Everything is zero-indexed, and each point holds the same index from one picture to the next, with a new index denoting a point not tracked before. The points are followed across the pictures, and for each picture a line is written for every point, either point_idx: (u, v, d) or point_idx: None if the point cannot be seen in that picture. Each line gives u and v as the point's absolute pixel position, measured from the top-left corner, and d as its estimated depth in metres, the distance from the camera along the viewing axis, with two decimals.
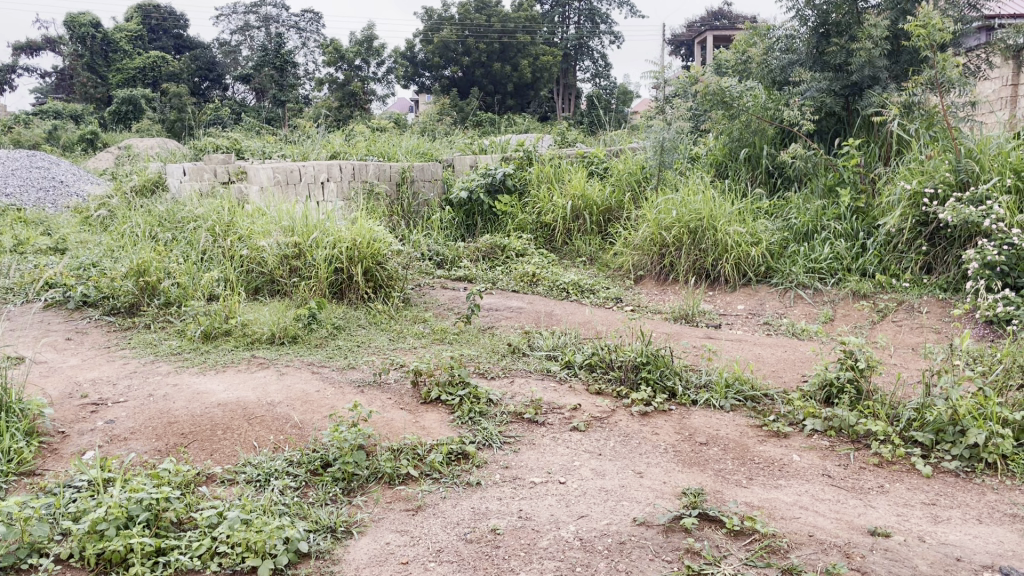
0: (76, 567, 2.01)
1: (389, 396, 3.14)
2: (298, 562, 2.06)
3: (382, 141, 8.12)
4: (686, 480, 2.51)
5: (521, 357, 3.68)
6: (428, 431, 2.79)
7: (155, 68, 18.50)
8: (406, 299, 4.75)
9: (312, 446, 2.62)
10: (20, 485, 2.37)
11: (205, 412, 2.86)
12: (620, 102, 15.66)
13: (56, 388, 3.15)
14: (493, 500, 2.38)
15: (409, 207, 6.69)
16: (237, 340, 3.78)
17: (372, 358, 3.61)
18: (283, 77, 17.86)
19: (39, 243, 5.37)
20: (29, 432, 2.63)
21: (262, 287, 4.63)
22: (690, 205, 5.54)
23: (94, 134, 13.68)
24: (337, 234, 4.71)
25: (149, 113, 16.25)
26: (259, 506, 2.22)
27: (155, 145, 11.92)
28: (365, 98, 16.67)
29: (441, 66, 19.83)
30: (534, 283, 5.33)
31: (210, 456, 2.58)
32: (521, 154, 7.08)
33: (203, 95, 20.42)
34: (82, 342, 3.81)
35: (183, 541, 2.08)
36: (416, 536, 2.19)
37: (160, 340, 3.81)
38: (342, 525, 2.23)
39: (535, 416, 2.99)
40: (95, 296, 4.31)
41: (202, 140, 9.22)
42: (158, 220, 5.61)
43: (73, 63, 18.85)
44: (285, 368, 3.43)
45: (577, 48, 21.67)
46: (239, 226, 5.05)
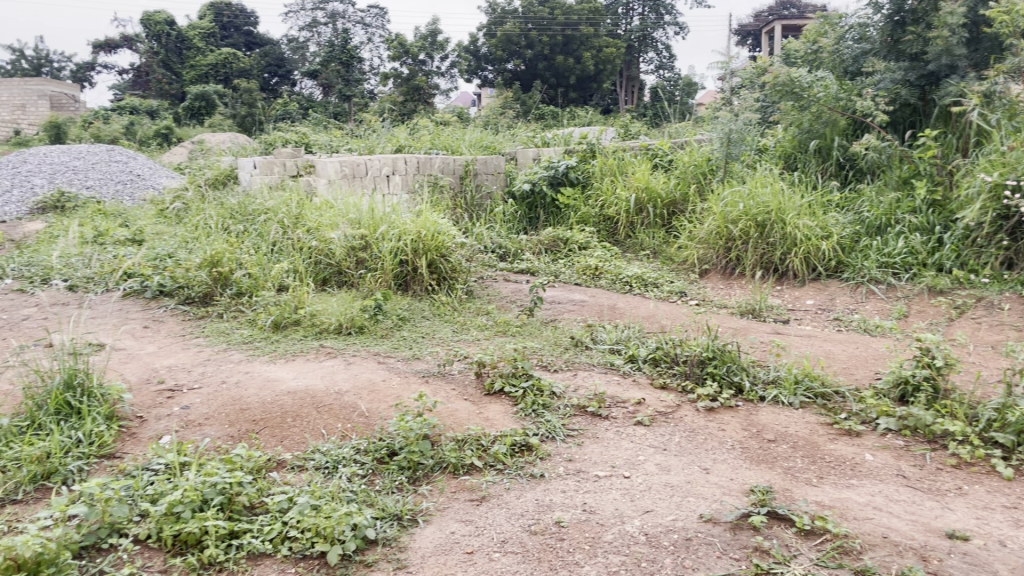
0: (154, 547, 2.08)
1: (454, 386, 3.17)
2: (366, 549, 2.10)
3: (446, 135, 8.17)
4: (754, 477, 2.47)
5: (584, 350, 3.66)
6: (492, 423, 2.81)
7: (227, 64, 18.95)
8: (469, 291, 4.79)
9: (378, 435, 2.66)
10: (100, 468, 2.47)
11: (276, 399, 2.93)
12: (686, 93, 15.38)
13: (134, 373, 3.26)
14: (557, 492, 2.38)
15: (472, 200, 6.70)
16: (307, 330, 3.86)
17: (436, 349, 3.65)
18: (348, 73, 18.19)
19: (119, 234, 5.56)
20: (109, 416, 2.73)
21: (329, 278, 4.70)
22: (757, 198, 5.44)
23: (168, 128, 14.16)
24: (402, 227, 4.77)
25: (220, 108, 16.70)
26: (328, 492, 2.27)
27: (227, 139, 12.24)
28: (429, 92, 16.78)
29: (504, 60, 19.81)
30: (597, 276, 5.30)
31: (281, 443, 2.64)
32: (584, 146, 7.04)
33: (272, 90, 20.90)
34: (159, 330, 3.94)
35: (254, 525, 2.14)
36: (481, 526, 2.20)
37: (232, 329, 3.91)
38: (408, 513, 2.26)
39: (598, 410, 2.98)
40: (170, 286, 4.44)
41: (271, 134, 9.43)
42: (229, 212, 5.75)
43: (149, 61, 19.49)
44: (353, 357, 3.49)
45: (640, 39, 21.22)
46: (308, 218, 5.14)
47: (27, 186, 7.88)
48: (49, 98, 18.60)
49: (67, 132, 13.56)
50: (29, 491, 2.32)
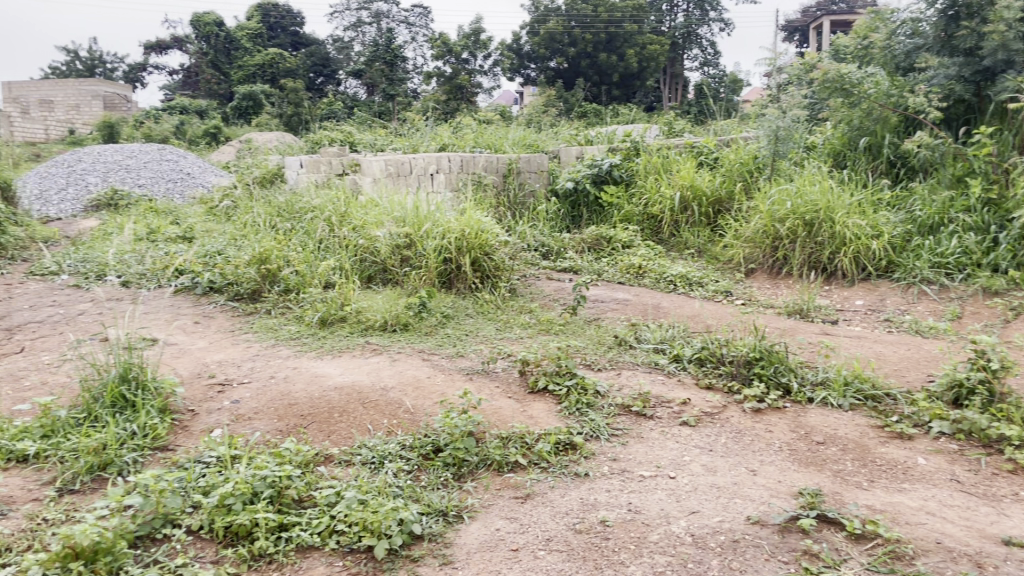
0: (206, 538, 2.12)
1: (497, 384, 3.18)
2: (412, 544, 2.12)
3: (489, 133, 8.19)
4: (803, 479, 2.44)
5: (628, 350, 3.65)
6: (536, 421, 2.81)
7: (274, 64, 19.22)
8: (512, 289, 4.80)
9: (424, 431, 2.68)
10: (153, 460, 2.53)
11: (323, 395, 2.97)
12: (731, 91, 15.17)
13: (186, 368, 3.33)
14: (602, 491, 2.37)
15: (515, 198, 6.71)
16: (353, 326, 3.91)
17: (479, 347, 3.67)
18: (392, 72, 18.33)
19: (170, 232, 5.68)
20: (162, 409, 2.80)
21: (374, 275, 4.74)
22: (806, 196, 5.36)
23: (217, 128, 14.41)
24: (446, 225, 4.81)
25: (267, 107, 16.95)
26: (375, 486, 2.30)
27: (274, 138, 12.43)
28: (471, 90, 16.82)
29: (547, 58, 19.77)
30: (640, 275, 5.27)
31: (328, 437, 2.68)
32: (628, 144, 6.99)
33: (318, 90, 21.15)
34: (209, 326, 4.01)
35: (303, 518, 2.18)
36: (526, 524, 2.21)
37: (280, 326, 3.97)
38: (453, 510, 2.27)
39: (643, 409, 2.96)
40: (220, 282, 4.52)
41: (317, 133, 9.55)
42: (277, 210, 5.84)
43: (199, 62, 19.87)
44: (398, 354, 3.52)
45: (684, 36, 21.00)
46: (354, 216, 5.20)
47: (81, 184, 8.09)
48: (103, 99, 19.06)
49: (120, 131, 13.89)
50: (86, 481, 2.39)
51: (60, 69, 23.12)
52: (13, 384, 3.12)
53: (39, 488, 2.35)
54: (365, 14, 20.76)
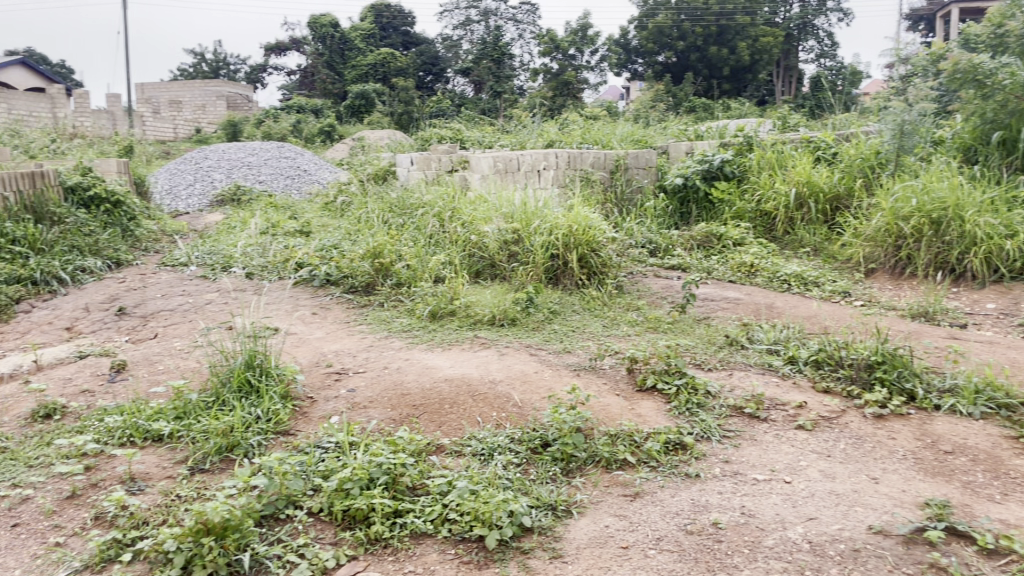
0: (325, 520, 2.21)
1: (605, 381, 3.17)
2: (522, 536, 2.14)
3: (596, 129, 8.15)
4: (929, 490, 2.33)
5: (740, 350, 3.56)
6: (644, 419, 2.79)
7: (385, 63, 19.71)
8: (619, 286, 4.75)
9: (533, 425, 2.70)
10: (276, 444, 2.65)
11: (434, 386, 3.04)
12: (848, 84, 14.54)
13: (306, 357, 3.47)
14: (714, 493, 2.33)
15: (622, 194, 6.64)
16: (462, 320, 3.98)
17: (587, 343, 3.66)
18: (499, 69, 18.49)
19: (289, 226, 5.92)
20: (284, 396, 2.93)
21: (482, 270, 4.80)
22: (933, 193, 5.10)
23: (331, 126, 14.91)
24: (554, 221, 4.82)
25: (378, 105, 17.42)
26: (485, 478, 2.34)
27: (385, 136, 12.73)
28: (578, 86, 16.76)
29: (655, 52, 19.51)
30: (752, 274, 5.14)
31: (439, 428, 2.74)
32: (740, 139, 6.82)
33: (427, 88, 21.56)
34: (326, 317, 4.17)
35: (416, 505, 2.24)
36: (635, 522, 2.19)
37: (392, 318, 4.09)
38: (562, 504, 2.28)
39: (756, 412, 2.89)
40: (336, 275, 4.68)
41: (427, 131, 9.76)
42: (389, 206, 6.00)
43: (315, 62, 20.62)
44: (506, 348, 3.56)
45: (800, 27, 20.24)
46: (463, 213, 5.27)
47: (207, 180, 8.54)
48: (227, 99, 20.02)
49: (242, 130, 14.57)
50: (215, 461, 2.53)
51: (188, 71, 24.43)
52: (149, 368, 3.33)
53: (173, 466, 2.50)
54: (473, 12, 20.99)
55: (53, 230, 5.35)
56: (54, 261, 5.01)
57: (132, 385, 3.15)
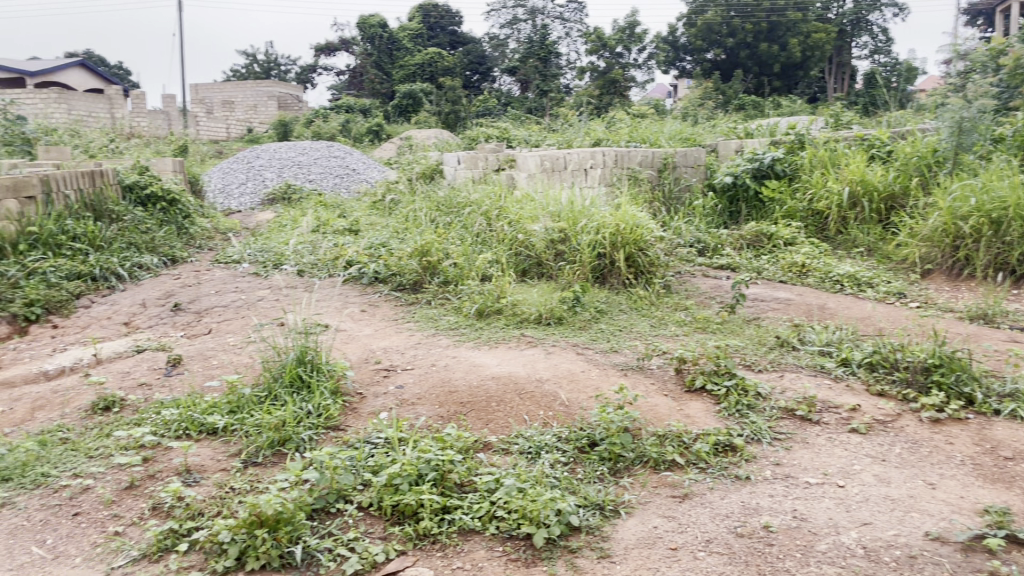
0: (374, 515, 2.24)
1: (653, 381, 3.14)
2: (569, 535, 2.14)
3: (644, 127, 8.09)
4: (988, 497, 2.26)
5: (791, 351, 3.51)
6: (693, 420, 2.76)
7: (433, 62, 19.84)
8: (667, 285, 4.71)
9: (580, 425, 2.70)
10: (327, 438, 2.68)
11: (481, 384, 3.05)
12: (904, 79, 14.18)
13: (355, 353, 3.51)
14: (764, 496, 2.30)
15: (670, 193, 6.57)
16: (508, 319, 3.99)
17: (634, 343, 3.64)
18: (546, 68, 18.47)
19: (338, 225, 6.00)
20: (334, 391, 2.97)
21: (529, 269, 4.81)
22: (992, 192, 4.96)
23: (379, 126, 15.06)
24: (601, 220, 4.80)
25: (425, 104, 17.53)
26: (533, 476, 2.34)
27: (432, 135, 12.79)
28: (625, 84, 16.66)
29: (704, 49, 19.29)
30: (804, 274, 5.06)
31: (486, 426, 2.75)
32: (791, 137, 6.70)
33: (474, 87, 21.64)
34: (374, 314, 4.22)
35: (464, 502, 2.25)
36: (684, 524, 2.17)
37: (439, 316, 4.11)
38: (610, 504, 2.27)
39: (808, 414, 2.84)
40: (385, 273, 4.73)
41: (474, 130, 9.80)
42: (437, 204, 6.04)
43: (363, 62, 20.85)
44: (553, 347, 3.55)
45: (853, 23, 19.81)
46: (510, 211, 5.27)
47: (259, 179, 8.70)
48: (278, 99, 20.36)
49: (292, 130, 14.80)
50: (267, 455, 2.57)
51: (240, 72, 24.89)
52: (203, 362, 3.41)
53: (227, 459, 2.56)
54: (520, 11, 21.00)
55: (112, 228, 5.50)
56: (112, 258, 5.14)
57: (187, 379, 3.22)
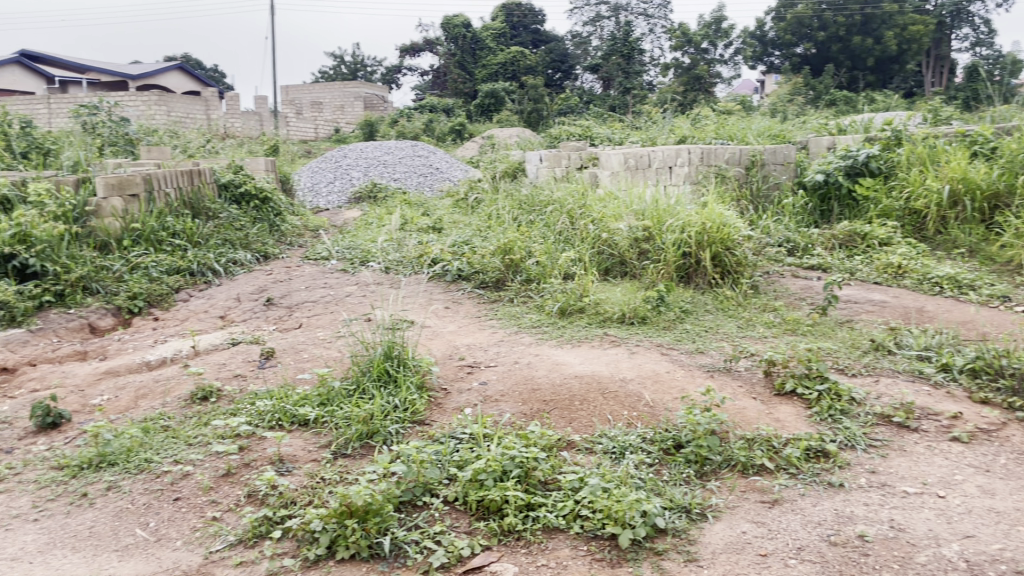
0: (460, 509, 2.26)
1: (740, 383, 3.08)
2: (655, 537, 2.12)
3: (731, 124, 7.93)
4: None
5: (886, 355, 3.38)
6: (783, 425, 2.69)
7: (515, 61, 19.94)
8: (755, 286, 4.60)
9: (665, 426, 2.66)
10: (412, 432, 2.73)
11: (565, 382, 3.04)
12: (1009, 72, 13.49)
13: (439, 349, 3.56)
14: (859, 504, 2.23)
15: (758, 191, 6.42)
16: (591, 318, 3.97)
17: (721, 344, 3.57)
18: (629, 65, 18.32)
19: (422, 223, 6.09)
20: (420, 386, 3.01)
21: (612, 268, 4.78)
22: None
23: (462, 125, 15.22)
24: (687, 218, 4.71)
25: (508, 103, 17.62)
26: (618, 476, 2.32)
27: (514, 134, 12.84)
28: (711, 81, 16.37)
29: (793, 44, 18.77)
30: (900, 276, 4.87)
31: (570, 424, 2.74)
32: (888, 133, 6.46)
33: (556, 86, 21.63)
34: (458, 311, 4.27)
35: (549, 499, 2.25)
36: (774, 530, 2.12)
37: (522, 313, 4.13)
38: (697, 507, 2.23)
39: (906, 421, 2.73)
40: (468, 271, 4.77)
41: (556, 128, 9.80)
42: (519, 203, 6.07)
43: (447, 62, 21.11)
44: (637, 347, 3.52)
45: (953, 14, 18.95)
46: (593, 209, 5.24)
47: (346, 178, 8.91)
48: (364, 100, 20.81)
49: (377, 130, 15.11)
50: (356, 447, 2.63)
51: (329, 73, 25.52)
52: (295, 355, 3.51)
53: (318, 450, 2.63)
54: (603, 8, 20.87)
55: (208, 225, 5.73)
56: (209, 253, 5.36)
57: (280, 371, 3.33)
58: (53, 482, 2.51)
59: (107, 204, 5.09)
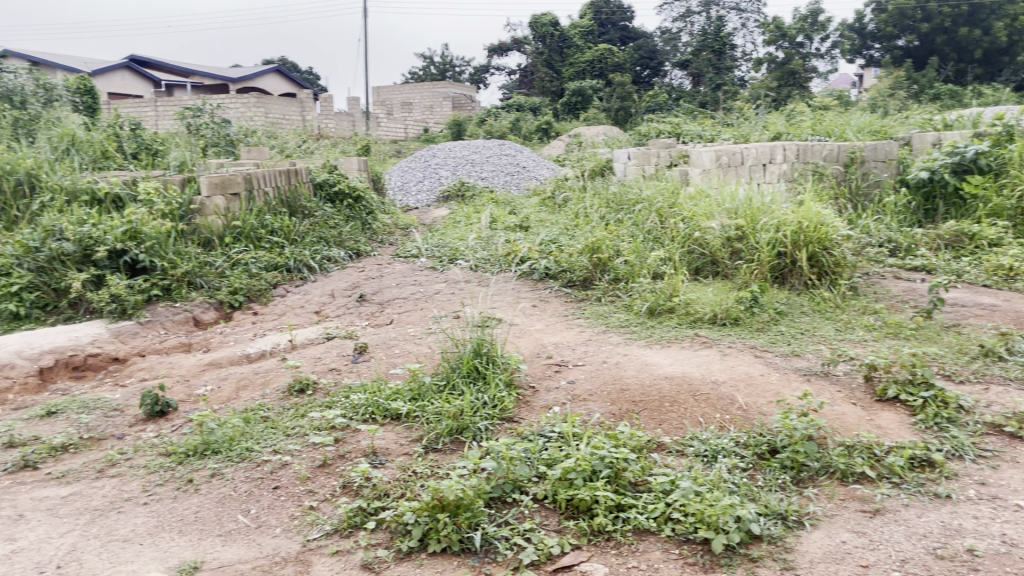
0: (549, 508, 2.26)
1: (839, 388, 2.97)
2: (750, 543, 2.07)
3: (828, 120, 7.67)
4: None
5: (997, 362, 3.20)
6: (885, 432, 2.59)
7: (603, 59, 19.80)
8: (854, 287, 4.44)
9: (759, 430, 2.60)
10: (502, 429, 2.75)
11: (654, 383, 3.01)
12: None
13: (527, 347, 3.57)
14: (968, 517, 2.12)
15: (858, 189, 6.20)
16: (681, 318, 3.91)
17: (818, 347, 3.46)
18: (720, 60, 17.97)
19: (509, 221, 6.11)
20: (509, 383, 3.02)
21: (703, 267, 4.69)
22: None
23: (548, 123, 15.20)
24: (782, 217, 4.59)
25: (595, 101, 17.53)
26: (710, 480, 2.28)
27: (602, 132, 12.76)
28: (806, 76, 15.84)
29: (894, 36, 18.02)
30: (1012, 279, 4.61)
31: (660, 426, 2.71)
32: (999, 128, 6.13)
33: (644, 83, 21.38)
34: (545, 309, 4.27)
35: (639, 501, 2.23)
36: (876, 540, 2.05)
37: (610, 313, 4.11)
38: (794, 514, 2.17)
39: (1019, 431, 2.59)
40: (555, 270, 4.77)
41: (645, 126, 9.69)
42: (608, 201, 6.03)
43: (535, 60, 21.14)
44: (729, 349, 3.44)
45: None
46: (682, 208, 5.15)
47: (435, 177, 9.04)
48: (452, 100, 21.07)
49: (465, 129, 15.28)
50: (446, 442, 2.67)
51: (418, 73, 25.90)
52: (387, 351, 3.58)
53: (410, 444, 2.67)
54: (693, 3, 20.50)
55: (304, 223, 5.91)
56: (305, 251, 5.53)
57: (373, 366, 3.40)
58: (161, 468, 2.63)
59: (211, 203, 5.30)
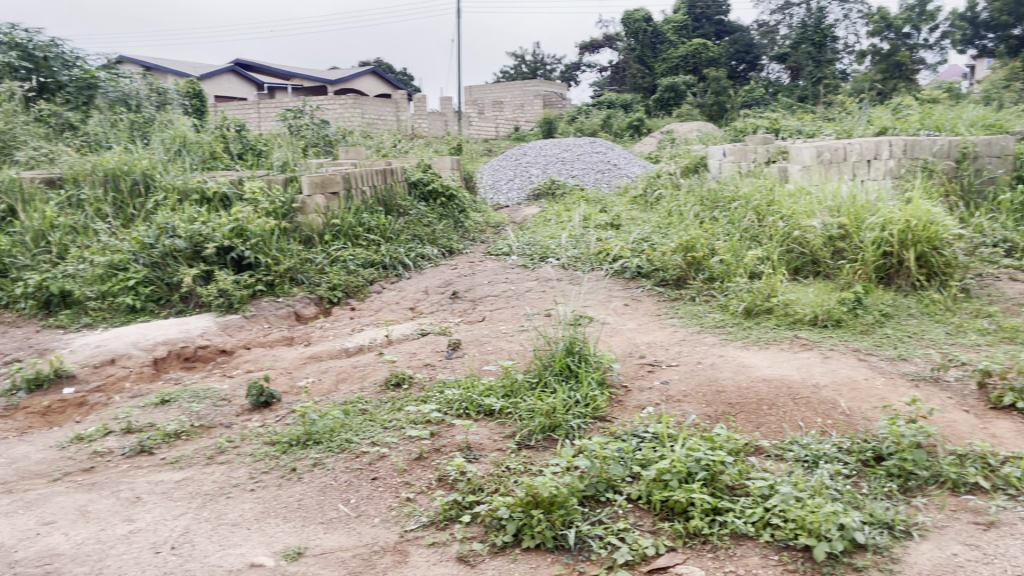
0: (643, 508, 2.24)
1: (950, 395, 2.84)
2: (854, 552, 2.00)
3: (937, 113, 7.32)
4: None
5: None
6: (1001, 441, 2.46)
7: (696, 54, 19.44)
8: (966, 289, 4.23)
9: (863, 436, 2.51)
10: (594, 428, 2.74)
11: (752, 385, 2.94)
12: None
13: (620, 346, 3.55)
14: None
15: (970, 185, 5.86)
16: (779, 319, 3.81)
17: (927, 351, 3.32)
18: (820, 53, 17.39)
19: (600, 219, 6.07)
20: (601, 382, 3.02)
21: (802, 267, 4.56)
22: None
23: (640, 120, 15.03)
24: (888, 215, 4.42)
25: (688, 97, 17.23)
26: (811, 486, 2.22)
27: (695, 129, 12.53)
28: (913, 67, 15.14)
29: (1010, 24, 17.05)
30: None
31: (757, 429, 2.65)
32: None
33: (740, 78, 20.89)
34: (638, 308, 4.23)
35: (736, 505, 2.19)
36: (991, 554, 1.96)
37: (704, 313, 4.04)
38: (900, 524, 2.09)
39: None
40: (648, 268, 4.73)
41: (740, 122, 9.47)
42: (702, 199, 5.92)
43: (627, 57, 20.95)
44: (830, 351, 3.34)
45: None
46: (781, 205, 5.02)
47: (526, 175, 9.07)
48: (543, 98, 21.09)
49: (556, 128, 15.28)
50: (539, 439, 2.68)
51: (509, 72, 26.02)
52: (480, 347, 3.63)
53: (503, 440, 2.70)
54: None
55: (400, 221, 6.04)
56: (400, 248, 5.64)
57: (467, 362, 3.45)
58: (266, 456, 2.74)
59: (311, 201, 5.46)
